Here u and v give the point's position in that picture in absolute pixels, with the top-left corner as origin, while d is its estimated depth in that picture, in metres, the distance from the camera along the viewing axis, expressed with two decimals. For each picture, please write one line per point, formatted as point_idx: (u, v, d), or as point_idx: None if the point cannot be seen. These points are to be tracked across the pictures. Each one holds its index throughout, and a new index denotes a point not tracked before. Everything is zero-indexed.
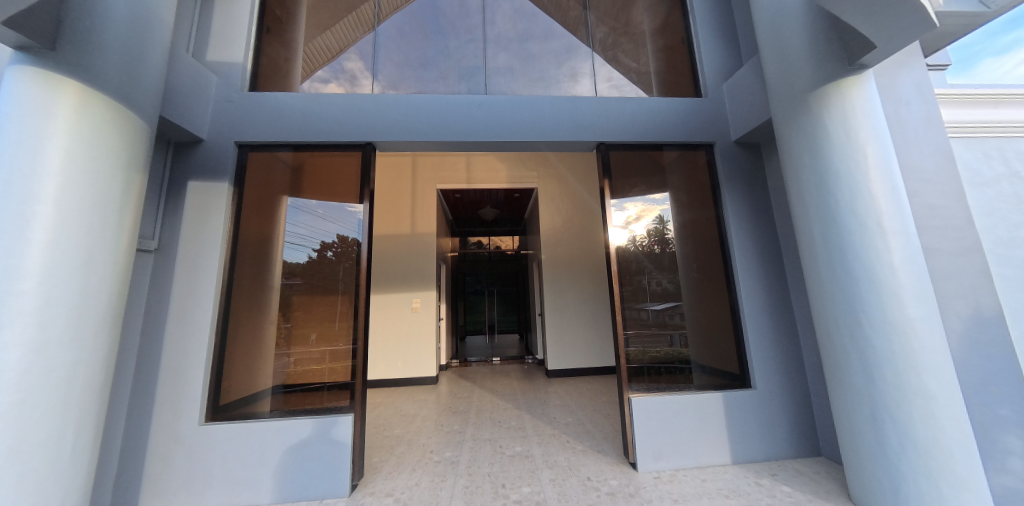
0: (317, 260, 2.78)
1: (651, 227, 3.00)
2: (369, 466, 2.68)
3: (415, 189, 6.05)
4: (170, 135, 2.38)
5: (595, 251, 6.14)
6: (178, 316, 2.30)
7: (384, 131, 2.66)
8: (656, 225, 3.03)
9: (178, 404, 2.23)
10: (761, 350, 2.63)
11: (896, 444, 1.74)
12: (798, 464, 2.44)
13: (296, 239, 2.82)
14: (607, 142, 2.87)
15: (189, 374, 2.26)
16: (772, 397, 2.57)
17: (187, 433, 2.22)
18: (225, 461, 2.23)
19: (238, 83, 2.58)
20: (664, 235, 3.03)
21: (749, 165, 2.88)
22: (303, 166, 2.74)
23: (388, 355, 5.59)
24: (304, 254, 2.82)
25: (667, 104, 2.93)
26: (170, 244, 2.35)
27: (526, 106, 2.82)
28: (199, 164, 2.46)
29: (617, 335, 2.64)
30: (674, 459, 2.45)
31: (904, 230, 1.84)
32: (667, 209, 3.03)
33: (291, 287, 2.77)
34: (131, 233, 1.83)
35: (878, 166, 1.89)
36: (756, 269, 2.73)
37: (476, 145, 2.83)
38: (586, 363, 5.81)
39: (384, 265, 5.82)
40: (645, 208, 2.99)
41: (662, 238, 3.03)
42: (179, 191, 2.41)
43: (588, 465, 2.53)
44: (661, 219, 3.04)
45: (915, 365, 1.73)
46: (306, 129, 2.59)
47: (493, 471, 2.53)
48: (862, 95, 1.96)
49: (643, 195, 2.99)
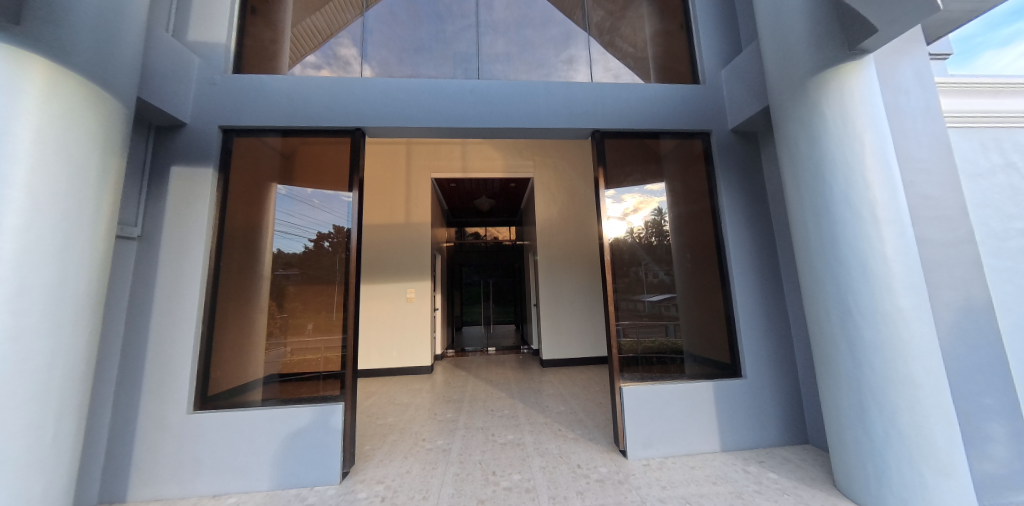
0: (314, 250, 2.74)
1: (649, 218, 2.95)
2: (361, 453, 2.69)
3: (410, 177, 5.97)
4: (151, 119, 2.31)
5: (591, 242, 6.12)
6: (164, 304, 2.26)
7: (373, 116, 2.59)
8: (655, 217, 2.97)
9: (166, 391, 2.21)
10: (753, 339, 2.64)
11: (882, 433, 1.75)
12: (785, 451, 2.46)
13: (289, 228, 2.78)
14: (603, 129, 2.82)
15: (176, 363, 2.23)
16: (762, 386, 2.58)
17: (175, 422, 2.20)
18: (214, 449, 2.22)
19: (221, 65, 2.50)
20: (662, 227, 2.96)
21: (745, 154, 2.84)
22: (296, 154, 2.70)
23: (383, 345, 5.59)
24: (299, 244, 2.79)
25: (663, 91, 2.88)
26: (154, 231, 2.30)
27: (519, 92, 2.75)
28: (182, 149, 2.39)
29: (610, 325, 2.65)
30: (663, 446, 2.47)
31: (898, 220, 1.81)
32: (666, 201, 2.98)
33: (287, 277, 2.77)
34: (105, 218, 1.77)
35: (875, 155, 1.86)
36: (751, 260, 2.72)
37: (468, 132, 2.78)
38: (582, 354, 5.83)
39: (379, 255, 5.78)
40: (643, 200, 2.95)
41: (659, 230, 2.95)
42: (162, 177, 2.35)
43: (579, 453, 2.55)
44: (660, 210, 2.98)
45: (903, 354, 1.73)
46: (293, 114, 2.53)
47: (484, 459, 2.55)
48: (861, 81, 1.91)
49: (642, 186, 2.95)
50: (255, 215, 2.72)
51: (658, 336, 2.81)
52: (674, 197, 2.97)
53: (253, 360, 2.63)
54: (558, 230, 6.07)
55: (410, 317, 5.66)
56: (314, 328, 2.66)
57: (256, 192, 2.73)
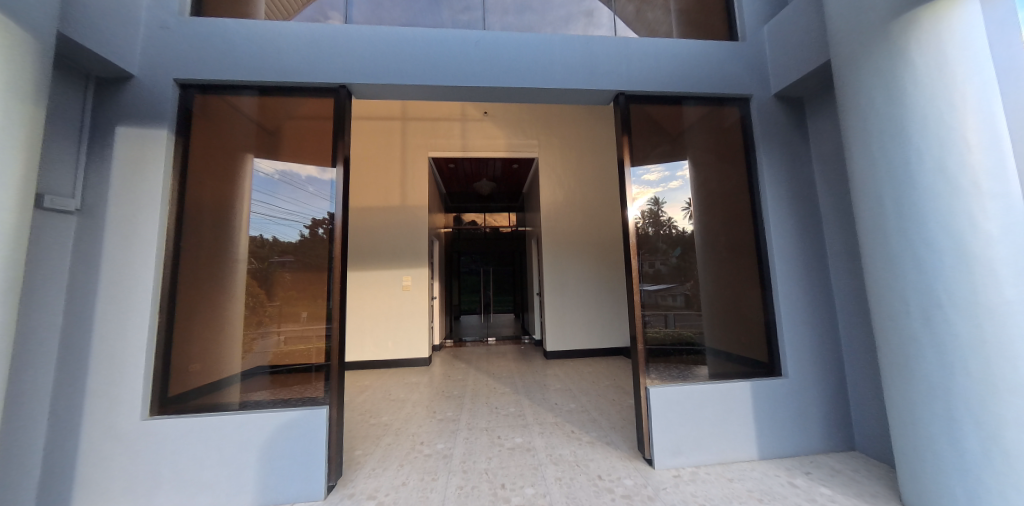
0: (309, 239, 2.32)
1: (645, 208, 2.47)
2: (352, 460, 2.39)
3: (405, 156, 5.56)
4: (89, 68, 1.92)
5: (599, 227, 5.77)
6: (110, 291, 1.90)
7: (361, 72, 2.21)
8: (651, 207, 2.54)
9: (116, 394, 1.86)
10: (795, 334, 2.33)
11: (978, 449, 1.46)
12: (831, 460, 2.18)
13: (282, 214, 2.52)
14: (628, 92, 2.45)
15: (128, 360, 1.89)
16: (804, 386, 2.28)
17: (128, 430, 1.86)
18: (175, 461, 1.89)
19: (177, 7, 2.10)
20: (658, 216, 2.57)
21: (789, 123, 2.49)
22: (284, 130, 2.40)
23: (377, 336, 5.27)
24: (297, 231, 2.45)
25: (697, 49, 2.50)
26: (97, 204, 1.92)
27: (531, 46, 2.37)
28: (130, 106, 2.00)
29: (634, 313, 2.34)
30: (694, 454, 2.18)
31: (1005, 192, 1.48)
32: (662, 190, 2.59)
33: (284, 264, 2.63)
34: (12, 181, 1.39)
35: (977, 112, 1.50)
36: (794, 244, 2.39)
37: (472, 93, 2.39)
38: (587, 345, 5.53)
39: (372, 240, 5.40)
40: (639, 189, 2.47)
41: (657, 219, 2.56)
42: (105, 140, 1.96)
43: (598, 461, 2.25)
44: (655, 200, 2.57)
45: (1008, 355, 1.42)
46: (265, 66, 2.13)
47: (491, 468, 2.24)
48: (961, 19, 1.54)
49: (638, 174, 2.46)
50: (227, 191, 2.44)
51: (659, 326, 2.44)
52: (698, 175, 2.64)
53: (224, 353, 2.52)
54: (564, 214, 5.72)
55: (406, 306, 5.34)
56: (309, 316, 2.20)
57: (226, 163, 2.42)
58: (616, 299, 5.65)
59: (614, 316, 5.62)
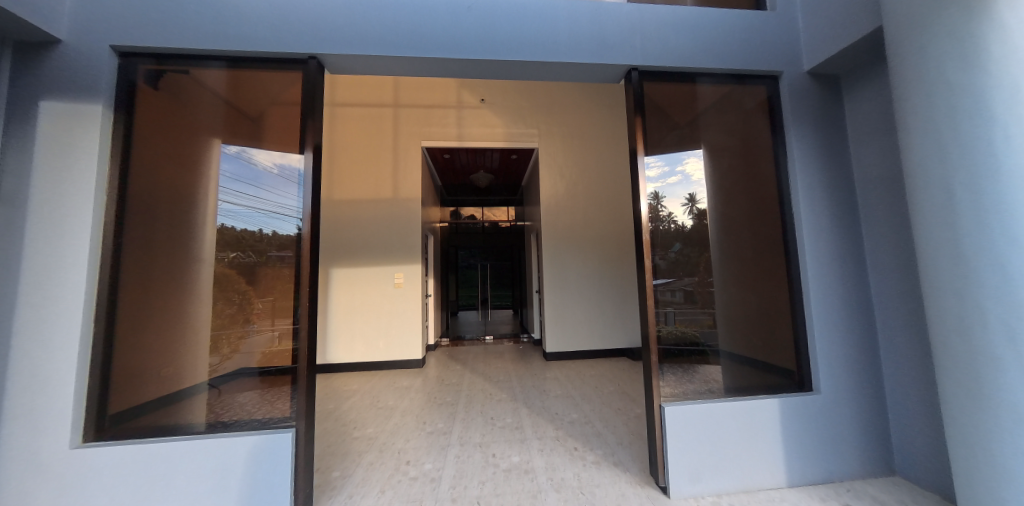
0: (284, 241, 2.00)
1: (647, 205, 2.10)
2: (327, 483, 2.12)
3: (397, 145, 5.25)
4: (5, 31, 1.64)
5: (602, 221, 5.47)
6: (35, 296, 1.62)
7: (334, 41, 1.90)
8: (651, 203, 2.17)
9: (41, 417, 1.59)
10: (829, 345, 2.05)
11: None
12: (870, 488, 1.92)
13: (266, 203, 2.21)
14: (643, 68, 2.15)
15: (56, 377, 1.61)
16: (839, 403, 2.02)
17: (57, 459, 1.59)
18: (113, 494, 1.62)
19: None
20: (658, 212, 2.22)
21: (825, 104, 2.19)
22: (265, 116, 2.13)
23: (368, 336, 4.99)
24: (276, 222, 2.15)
25: (721, 18, 2.19)
26: (18, 191, 1.65)
27: (531, 13, 2.06)
28: (56, 75, 1.71)
29: (647, 309, 2.08)
30: (714, 481, 1.91)
31: None
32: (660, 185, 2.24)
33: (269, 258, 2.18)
34: None
35: None
36: (829, 243, 2.11)
37: (464, 67, 2.09)
38: (589, 346, 5.26)
39: (361, 234, 5.10)
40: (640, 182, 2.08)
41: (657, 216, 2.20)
42: (28, 115, 1.68)
43: (605, 487, 1.99)
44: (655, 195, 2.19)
45: None
46: (220, 33, 1.83)
47: (484, 495, 1.98)
48: None
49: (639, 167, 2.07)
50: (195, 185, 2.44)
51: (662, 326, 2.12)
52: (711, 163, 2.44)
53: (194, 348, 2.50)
54: (565, 208, 5.42)
55: (399, 305, 5.07)
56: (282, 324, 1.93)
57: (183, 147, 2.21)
58: (620, 297, 5.38)
59: (617, 316, 5.35)
